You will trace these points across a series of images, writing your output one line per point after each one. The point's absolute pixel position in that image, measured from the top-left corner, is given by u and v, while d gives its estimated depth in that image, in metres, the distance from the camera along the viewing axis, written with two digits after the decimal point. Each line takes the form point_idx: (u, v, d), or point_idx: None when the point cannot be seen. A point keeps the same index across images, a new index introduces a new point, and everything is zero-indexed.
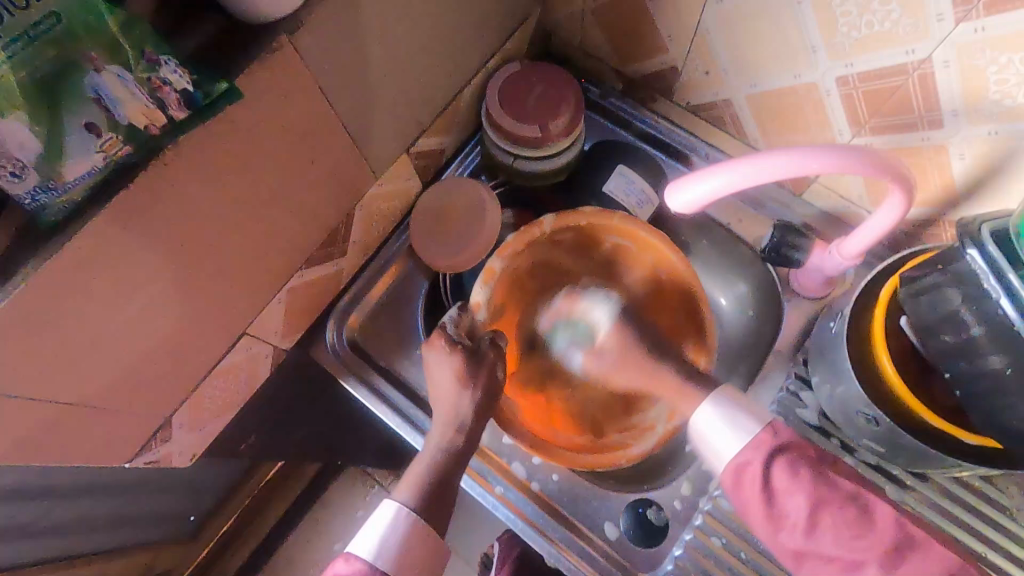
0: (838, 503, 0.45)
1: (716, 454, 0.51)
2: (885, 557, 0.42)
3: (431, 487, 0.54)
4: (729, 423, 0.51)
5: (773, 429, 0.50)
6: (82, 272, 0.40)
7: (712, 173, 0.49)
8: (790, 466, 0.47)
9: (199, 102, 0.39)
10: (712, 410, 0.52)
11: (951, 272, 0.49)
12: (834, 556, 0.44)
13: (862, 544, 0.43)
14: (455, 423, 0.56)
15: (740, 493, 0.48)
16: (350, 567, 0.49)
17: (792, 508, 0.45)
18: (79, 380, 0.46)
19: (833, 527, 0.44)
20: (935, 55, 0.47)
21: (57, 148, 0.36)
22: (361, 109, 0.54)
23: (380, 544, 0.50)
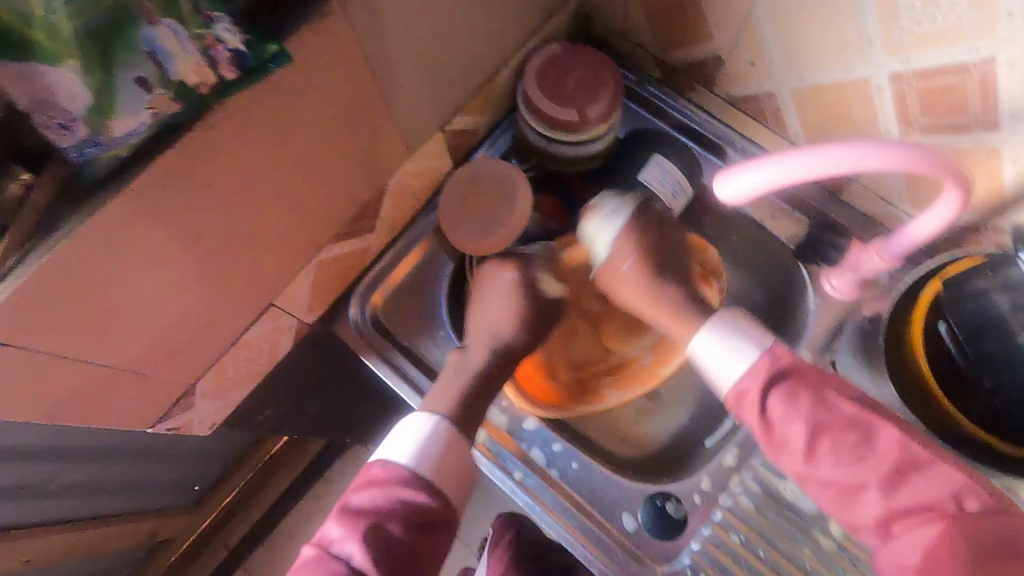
0: (838, 429, 0.49)
1: (721, 382, 0.53)
2: (884, 480, 0.47)
3: (463, 401, 0.60)
4: (732, 346, 0.53)
5: (773, 354, 0.52)
6: (123, 231, 0.40)
7: (764, 165, 0.48)
8: (790, 396, 0.50)
9: (249, 63, 0.38)
10: (713, 334, 0.55)
11: (1000, 278, 0.50)
12: (834, 480, 0.49)
13: (862, 469, 0.48)
14: (490, 342, 0.64)
15: (741, 414, 0.52)
16: (388, 472, 0.54)
17: (793, 438, 0.49)
18: (113, 343, 0.46)
19: (833, 453, 0.49)
20: (999, 55, 0.45)
21: (108, 102, 0.35)
22: (402, 81, 0.53)
23: (418, 450, 0.55)
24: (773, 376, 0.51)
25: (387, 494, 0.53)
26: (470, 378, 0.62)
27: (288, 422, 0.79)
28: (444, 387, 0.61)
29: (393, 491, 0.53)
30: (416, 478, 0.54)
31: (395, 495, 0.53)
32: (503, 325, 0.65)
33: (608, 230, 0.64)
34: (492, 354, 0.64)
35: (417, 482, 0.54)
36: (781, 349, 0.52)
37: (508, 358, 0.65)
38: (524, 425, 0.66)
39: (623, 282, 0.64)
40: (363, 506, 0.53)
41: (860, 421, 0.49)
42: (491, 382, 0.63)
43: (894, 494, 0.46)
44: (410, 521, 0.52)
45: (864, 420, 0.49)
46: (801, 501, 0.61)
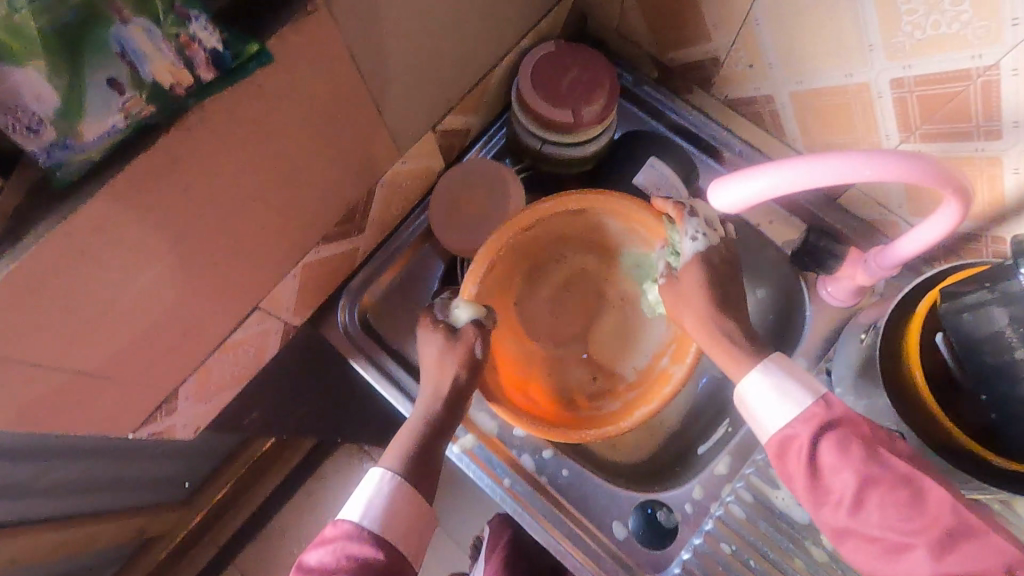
0: (889, 484, 0.43)
1: (769, 427, 0.50)
2: (935, 542, 0.41)
3: (413, 449, 0.55)
4: (783, 394, 0.50)
5: (826, 402, 0.48)
6: (97, 236, 0.38)
7: (760, 174, 0.47)
8: (841, 443, 0.45)
9: (228, 64, 0.37)
10: (767, 379, 0.51)
11: (999, 291, 0.46)
12: (878, 537, 0.43)
13: (911, 527, 0.42)
14: (437, 393, 0.58)
15: (785, 464, 0.48)
16: (338, 530, 0.49)
17: (837, 486, 0.45)
18: (89, 349, 0.44)
19: (881, 507, 0.43)
20: (1003, 63, 0.44)
21: (77, 104, 0.34)
22: (391, 80, 0.51)
23: (367, 505, 0.50)
24: (825, 426, 0.47)
25: (336, 551, 0.47)
26: (422, 419, 0.57)
27: (276, 423, 0.78)
28: (399, 438, 0.56)
29: (343, 548, 0.48)
30: (369, 534, 0.49)
31: (343, 551, 0.48)
32: (444, 372, 0.58)
33: (686, 250, 0.58)
34: (444, 397, 0.57)
35: (367, 536, 0.49)
36: (839, 403, 0.49)
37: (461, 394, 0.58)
38: (513, 431, 0.65)
39: (680, 296, 0.59)
40: (308, 568, 0.47)
41: (915, 476, 0.44)
42: (448, 426, 0.57)
43: (943, 559, 0.41)
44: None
45: (918, 475, 0.44)
46: (793, 511, 0.61)
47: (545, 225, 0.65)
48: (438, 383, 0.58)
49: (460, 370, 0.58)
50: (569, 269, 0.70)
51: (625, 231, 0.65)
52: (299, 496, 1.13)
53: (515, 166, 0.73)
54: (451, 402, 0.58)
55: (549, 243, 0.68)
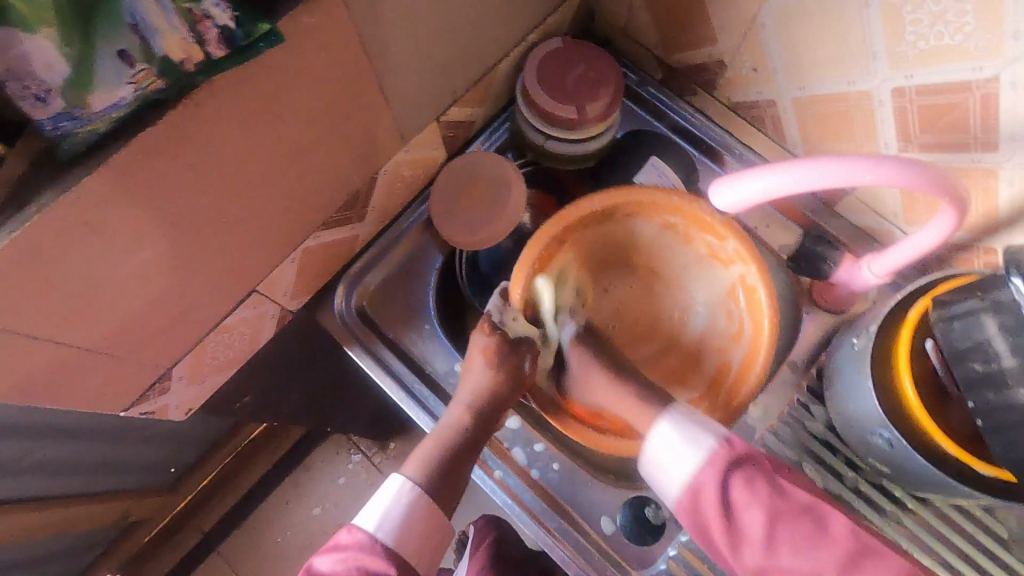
0: (793, 517, 0.47)
1: (670, 476, 0.52)
2: (841, 564, 0.45)
3: (440, 461, 0.55)
4: (689, 436, 0.52)
5: (728, 442, 0.51)
6: (101, 209, 0.38)
7: (763, 173, 0.47)
8: (749, 482, 0.49)
9: (239, 42, 0.37)
10: (673, 427, 0.53)
11: (990, 300, 0.48)
12: (794, 568, 0.46)
13: (818, 554, 0.46)
14: (471, 405, 0.58)
15: (696, 516, 0.50)
16: (352, 537, 0.51)
17: (750, 526, 0.48)
18: (87, 324, 0.44)
19: (792, 543, 0.47)
20: (1002, 76, 0.45)
21: (87, 74, 0.33)
22: (399, 68, 0.51)
23: (383, 517, 0.51)
24: (731, 466, 0.50)
25: (348, 562, 0.48)
26: (451, 429, 0.57)
27: (268, 409, 0.78)
28: (421, 447, 0.57)
29: (355, 559, 0.49)
30: (381, 547, 0.50)
31: (356, 562, 0.48)
32: (484, 381, 0.58)
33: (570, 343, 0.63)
34: (478, 414, 0.58)
35: (380, 548, 0.50)
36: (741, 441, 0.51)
37: (494, 414, 0.58)
38: (505, 423, 0.66)
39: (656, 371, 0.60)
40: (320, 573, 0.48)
41: (816, 505, 0.48)
42: (478, 442, 0.58)
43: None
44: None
45: (810, 505, 0.48)
46: None
47: (585, 240, 0.63)
48: (473, 398, 0.58)
49: (501, 378, 0.58)
50: (620, 296, 0.66)
51: (661, 233, 0.63)
52: (285, 485, 1.13)
53: (517, 160, 0.73)
54: (482, 420, 0.58)
55: (593, 266, 0.65)
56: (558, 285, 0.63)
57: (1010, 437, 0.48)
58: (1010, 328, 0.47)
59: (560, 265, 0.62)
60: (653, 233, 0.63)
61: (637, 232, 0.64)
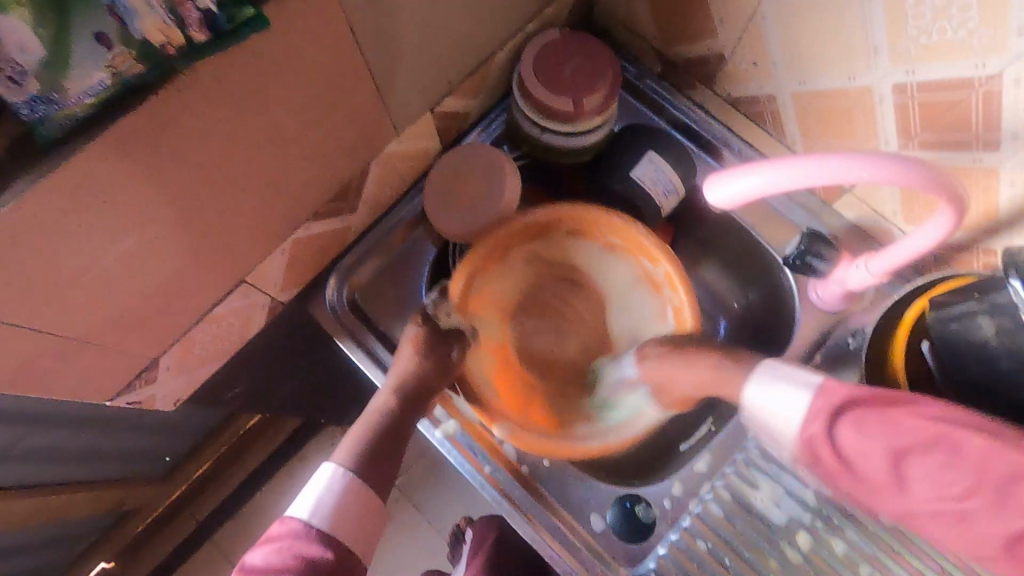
0: (921, 450, 0.41)
1: (787, 429, 0.47)
2: (993, 504, 0.37)
3: (371, 444, 0.56)
4: (795, 385, 0.48)
5: (826, 390, 0.46)
6: (79, 195, 0.37)
7: (756, 170, 0.47)
8: (855, 423, 0.43)
9: (222, 26, 0.36)
10: (767, 377, 0.50)
11: (987, 301, 0.47)
12: (930, 509, 0.40)
13: (953, 493, 0.39)
14: (398, 388, 0.59)
15: (819, 463, 0.45)
16: (286, 528, 0.50)
17: (871, 469, 0.42)
18: (68, 313, 0.44)
19: (924, 473, 0.40)
20: (1006, 72, 0.44)
21: (64, 58, 0.33)
22: (392, 57, 0.50)
23: (314, 505, 0.50)
24: (834, 412, 0.45)
25: (282, 552, 0.48)
26: (380, 412, 0.58)
27: (261, 399, 0.79)
28: (352, 433, 0.57)
29: (289, 548, 0.48)
30: (315, 533, 0.49)
31: (290, 551, 0.48)
32: (413, 366, 0.59)
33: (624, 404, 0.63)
34: (403, 394, 0.58)
35: (316, 536, 0.49)
36: (831, 386, 0.46)
37: (418, 397, 0.59)
38: None
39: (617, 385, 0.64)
40: (253, 567, 0.47)
41: (933, 430, 0.40)
42: (406, 422, 0.58)
43: None
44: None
45: (935, 434, 0.40)
46: (771, 511, 0.61)
47: (528, 247, 0.69)
48: (400, 380, 0.59)
49: (425, 359, 0.59)
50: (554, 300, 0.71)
51: (605, 252, 0.70)
52: (281, 477, 1.13)
53: (513, 153, 0.73)
54: (409, 401, 0.58)
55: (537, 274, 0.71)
56: (493, 292, 0.68)
57: None
58: (1007, 330, 0.45)
59: (501, 267, 0.68)
60: (596, 253, 0.70)
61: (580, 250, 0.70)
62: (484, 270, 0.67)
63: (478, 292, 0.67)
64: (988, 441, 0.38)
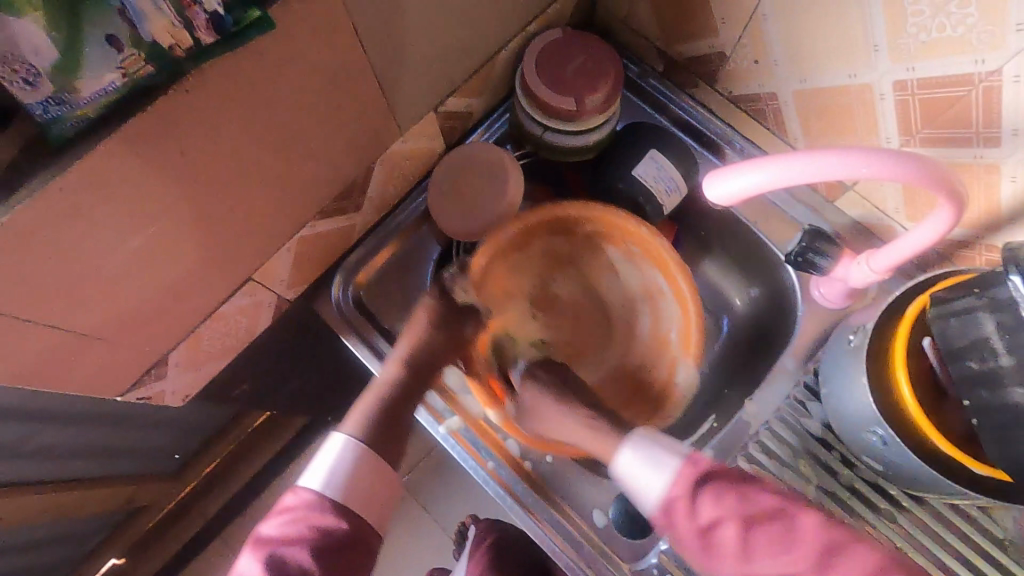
0: (761, 521, 0.46)
1: (648, 495, 0.51)
2: (815, 565, 0.44)
3: (376, 417, 0.57)
4: (652, 460, 0.52)
5: (693, 460, 0.51)
6: (91, 194, 0.38)
7: (757, 167, 0.47)
8: (715, 496, 0.48)
9: (229, 28, 0.37)
10: (634, 451, 0.53)
11: (988, 298, 0.46)
12: (774, 575, 0.45)
13: (785, 559, 0.45)
14: (400, 359, 0.60)
15: (671, 526, 0.49)
16: (297, 499, 0.50)
17: (726, 540, 0.47)
18: (79, 309, 0.45)
19: (765, 548, 0.46)
20: (1005, 69, 0.44)
21: (75, 58, 0.34)
22: (396, 58, 0.51)
23: (329, 472, 0.51)
24: (696, 482, 0.49)
25: (296, 522, 0.48)
26: (387, 386, 0.59)
27: (268, 395, 0.80)
28: (357, 407, 0.58)
29: (303, 519, 0.48)
30: (330, 503, 0.49)
31: (305, 522, 0.48)
32: (413, 338, 0.61)
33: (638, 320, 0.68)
34: (405, 365, 0.60)
35: (329, 506, 0.49)
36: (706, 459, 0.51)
37: (419, 371, 0.60)
38: None
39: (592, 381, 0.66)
40: (265, 540, 0.47)
41: (772, 505, 0.47)
42: (409, 396, 0.60)
43: (828, 573, 0.44)
44: (320, 549, 0.47)
45: (773, 509, 0.47)
46: None
47: (545, 242, 0.69)
48: (409, 351, 0.60)
49: (425, 330, 0.61)
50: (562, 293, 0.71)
51: (625, 258, 0.69)
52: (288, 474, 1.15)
53: (516, 152, 0.73)
54: (411, 374, 0.60)
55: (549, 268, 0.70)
56: (509, 280, 0.68)
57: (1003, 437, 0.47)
58: (1009, 327, 0.45)
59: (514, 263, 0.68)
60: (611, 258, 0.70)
61: (593, 260, 0.70)
62: (503, 255, 0.66)
63: (493, 275, 0.66)
64: (813, 515, 0.46)
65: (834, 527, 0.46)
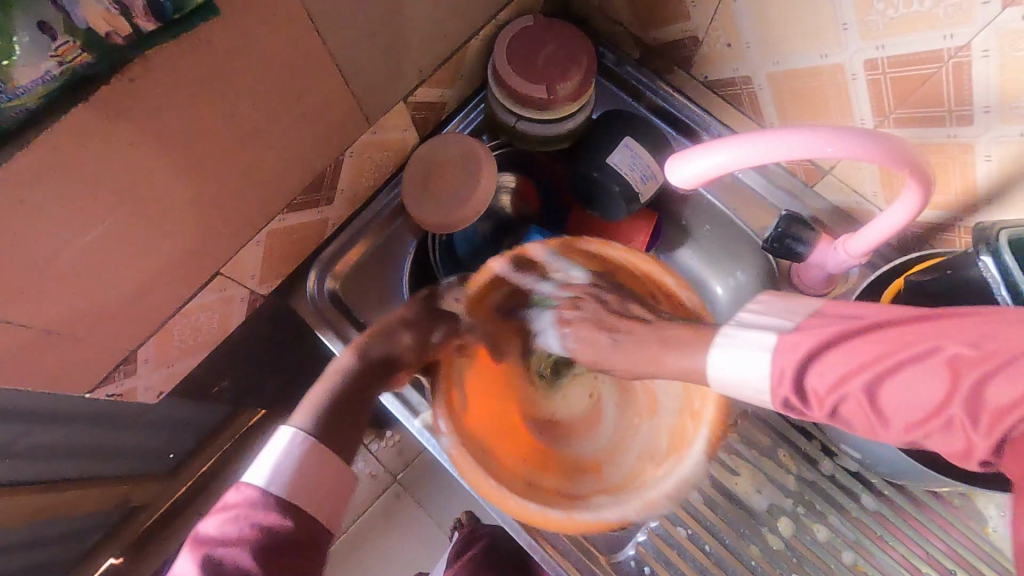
0: (901, 350, 0.35)
1: (754, 390, 0.41)
2: (977, 373, 0.33)
3: (327, 410, 0.50)
4: (761, 326, 0.42)
5: (802, 328, 0.40)
6: (36, 186, 0.38)
7: (721, 147, 0.46)
8: (826, 363, 0.37)
9: (170, 15, 0.36)
10: (722, 344, 0.43)
11: (959, 277, 0.47)
12: (919, 402, 0.35)
13: (926, 385, 0.34)
14: (364, 355, 0.53)
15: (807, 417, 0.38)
16: (239, 495, 0.45)
17: (852, 394, 0.36)
18: (36, 304, 0.44)
19: (908, 377, 0.35)
20: (975, 43, 0.43)
21: (7, 48, 0.33)
22: (358, 47, 0.50)
23: (274, 468, 0.45)
24: (809, 348, 0.39)
25: (236, 521, 0.43)
26: (343, 373, 0.52)
27: (250, 392, 0.79)
28: (309, 398, 0.51)
29: (243, 517, 0.43)
30: (273, 499, 0.44)
31: (245, 520, 0.43)
32: (387, 341, 0.55)
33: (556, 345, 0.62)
34: (367, 359, 0.53)
35: (271, 501, 0.44)
36: (833, 308, 0.41)
37: (383, 366, 0.54)
38: None
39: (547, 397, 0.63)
40: (204, 538, 0.42)
41: (903, 344, 0.35)
42: (367, 392, 0.53)
43: (984, 400, 0.33)
44: (262, 550, 0.41)
45: (910, 340, 0.36)
46: (751, 499, 0.61)
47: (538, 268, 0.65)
48: (367, 343, 0.54)
49: (399, 340, 0.55)
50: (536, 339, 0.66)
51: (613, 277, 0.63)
52: None
53: (491, 143, 0.72)
54: (376, 369, 0.54)
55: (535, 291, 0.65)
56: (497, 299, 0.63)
57: None
58: (981, 306, 0.45)
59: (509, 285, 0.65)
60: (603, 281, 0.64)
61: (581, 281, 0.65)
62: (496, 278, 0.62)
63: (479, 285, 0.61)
64: (960, 342, 0.34)
65: (1000, 325, 0.34)
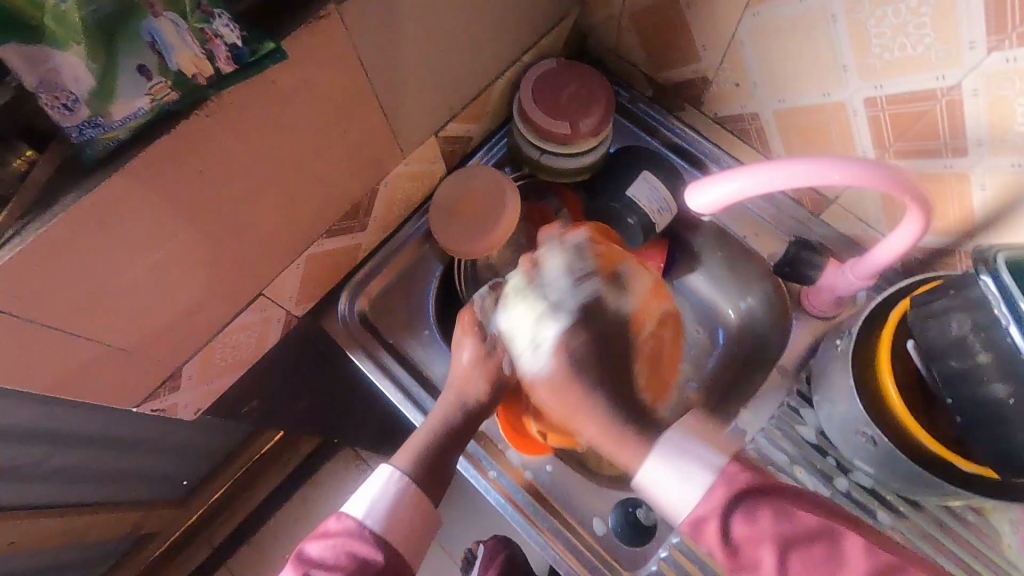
0: (806, 541, 0.42)
1: (675, 509, 0.47)
2: None
3: (425, 454, 0.59)
4: (678, 470, 0.47)
5: (726, 470, 0.46)
6: (117, 212, 0.42)
7: (734, 175, 0.50)
8: (747, 515, 0.43)
9: (246, 59, 0.41)
10: (665, 459, 0.47)
11: (962, 297, 0.48)
12: None
13: None
14: (457, 404, 0.61)
15: (700, 544, 0.45)
16: (340, 525, 0.52)
17: (763, 562, 0.42)
18: (102, 320, 0.48)
19: (803, 571, 0.42)
20: (964, 83, 0.47)
21: (109, 87, 0.37)
22: (399, 86, 0.55)
23: (371, 506, 0.54)
24: (730, 497, 0.44)
25: (336, 547, 0.50)
26: (438, 426, 0.60)
27: (276, 411, 0.82)
28: (410, 442, 0.60)
29: (343, 544, 0.51)
30: (370, 534, 0.52)
31: (344, 548, 0.50)
32: (469, 381, 0.62)
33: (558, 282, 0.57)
34: (456, 413, 0.61)
35: (368, 535, 0.52)
36: (732, 464, 0.46)
37: (467, 421, 0.61)
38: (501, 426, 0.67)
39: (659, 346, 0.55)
40: (308, 558, 0.49)
41: (820, 531, 0.43)
42: (460, 436, 0.61)
43: None
44: None
45: (823, 554, 0.42)
46: None
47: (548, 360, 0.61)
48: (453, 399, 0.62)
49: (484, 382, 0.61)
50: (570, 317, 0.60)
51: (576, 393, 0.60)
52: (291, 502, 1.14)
53: (514, 174, 0.77)
54: (466, 414, 0.61)
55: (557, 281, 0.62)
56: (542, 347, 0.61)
57: (987, 432, 0.48)
58: (982, 325, 0.47)
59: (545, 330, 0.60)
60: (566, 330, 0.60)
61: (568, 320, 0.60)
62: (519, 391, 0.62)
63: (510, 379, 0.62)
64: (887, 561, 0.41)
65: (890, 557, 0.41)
